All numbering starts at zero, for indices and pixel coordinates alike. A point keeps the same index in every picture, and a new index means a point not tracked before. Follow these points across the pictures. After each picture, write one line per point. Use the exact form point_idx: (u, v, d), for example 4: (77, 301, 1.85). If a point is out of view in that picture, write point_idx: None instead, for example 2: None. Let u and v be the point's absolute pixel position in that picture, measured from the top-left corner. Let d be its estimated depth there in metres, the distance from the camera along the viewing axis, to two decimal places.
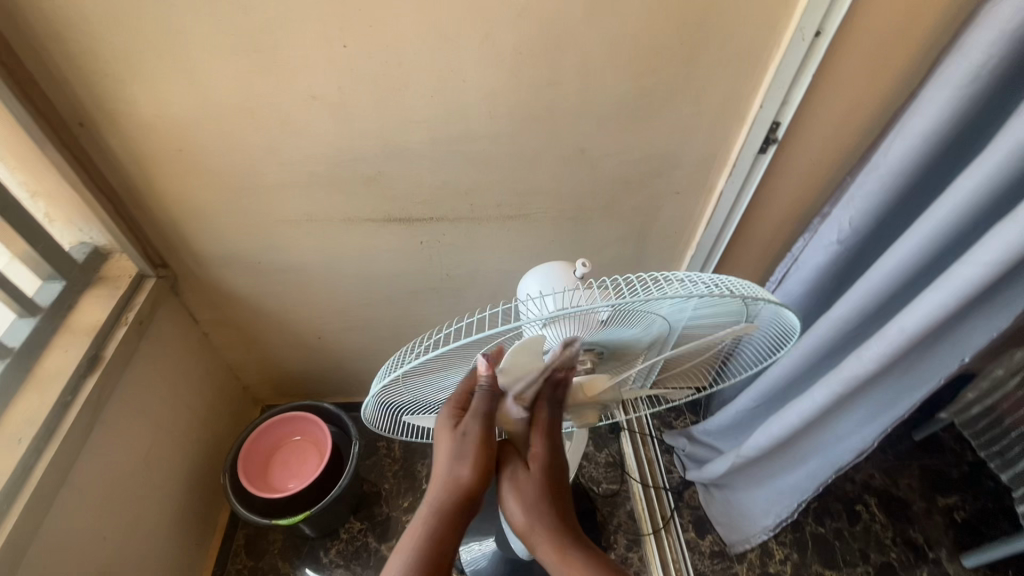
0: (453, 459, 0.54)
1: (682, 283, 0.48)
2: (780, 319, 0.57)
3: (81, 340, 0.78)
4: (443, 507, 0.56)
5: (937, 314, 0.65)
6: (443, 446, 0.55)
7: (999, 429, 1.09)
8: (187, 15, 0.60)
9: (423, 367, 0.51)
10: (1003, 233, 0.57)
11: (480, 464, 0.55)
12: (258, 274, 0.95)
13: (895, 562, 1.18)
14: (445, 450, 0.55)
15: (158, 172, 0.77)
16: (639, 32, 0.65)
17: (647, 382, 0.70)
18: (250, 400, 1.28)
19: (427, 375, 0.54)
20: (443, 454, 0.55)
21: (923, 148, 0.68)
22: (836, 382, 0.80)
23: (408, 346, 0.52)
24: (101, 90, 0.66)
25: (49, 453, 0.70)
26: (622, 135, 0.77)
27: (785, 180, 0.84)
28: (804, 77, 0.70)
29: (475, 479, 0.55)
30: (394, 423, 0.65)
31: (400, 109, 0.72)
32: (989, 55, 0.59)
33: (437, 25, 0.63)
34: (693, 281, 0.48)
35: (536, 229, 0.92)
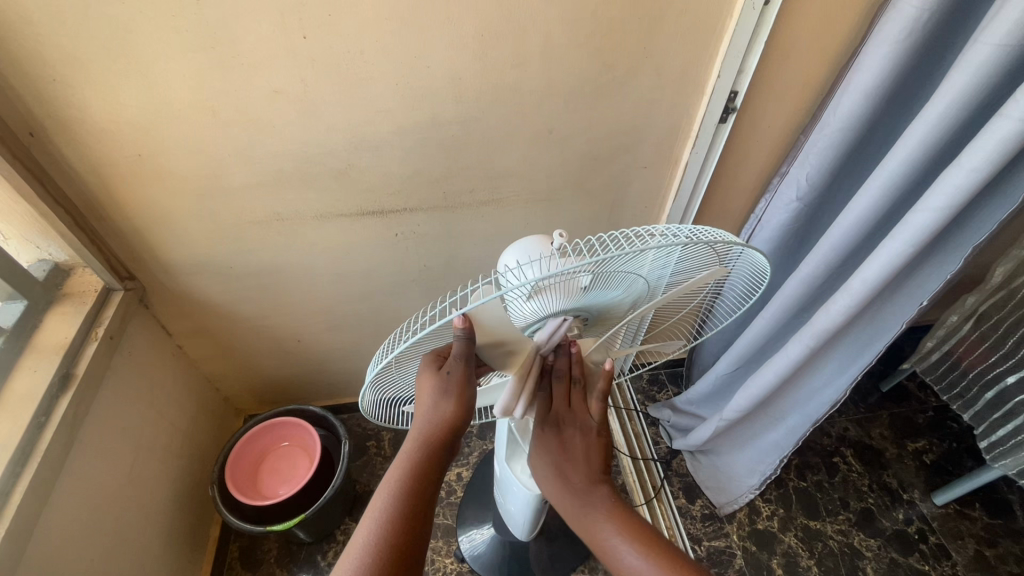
0: (434, 398, 0.50)
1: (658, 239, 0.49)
2: (753, 266, 0.59)
3: (50, 359, 0.75)
4: (426, 449, 0.52)
5: (898, 260, 0.69)
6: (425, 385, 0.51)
7: (957, 372, 1.15)
8: (136, 13, 0.58)
9: (416, 348, 0.50)
10: (949, 179, 0.60)
11: (463, 403, 0.51)
12: (231, 279, 0.93)
13: (873, 506, 1.24)
14: (427, 389, 0.50)
15: (118, 180, 0.74)
16: (597, 9, 0.67)
17: (636, 340, 0.74)
18: (232, 410, 1.26)
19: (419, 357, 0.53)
20: (424, 394, 0.51)
21: (869, 103, 0.72)
22: (808, 337, 0.84)
23: (398, 331, 0.51)
24: (50, 97, 0.64)
25: (26, 477, 0.68)
26: (588, 113, 0.79)
27: (745, 148, 0.88)
28: (757, 45, 0.72)
29: (458, 414, 0.51)
30: (391, 412, 0.64)
31: (365, 100, 0.71)
32: (923, 9, 0.62)
33: (397, 11, 0.63)
34: (668, 236, 0.49)
35: (510, 213, 0.93)
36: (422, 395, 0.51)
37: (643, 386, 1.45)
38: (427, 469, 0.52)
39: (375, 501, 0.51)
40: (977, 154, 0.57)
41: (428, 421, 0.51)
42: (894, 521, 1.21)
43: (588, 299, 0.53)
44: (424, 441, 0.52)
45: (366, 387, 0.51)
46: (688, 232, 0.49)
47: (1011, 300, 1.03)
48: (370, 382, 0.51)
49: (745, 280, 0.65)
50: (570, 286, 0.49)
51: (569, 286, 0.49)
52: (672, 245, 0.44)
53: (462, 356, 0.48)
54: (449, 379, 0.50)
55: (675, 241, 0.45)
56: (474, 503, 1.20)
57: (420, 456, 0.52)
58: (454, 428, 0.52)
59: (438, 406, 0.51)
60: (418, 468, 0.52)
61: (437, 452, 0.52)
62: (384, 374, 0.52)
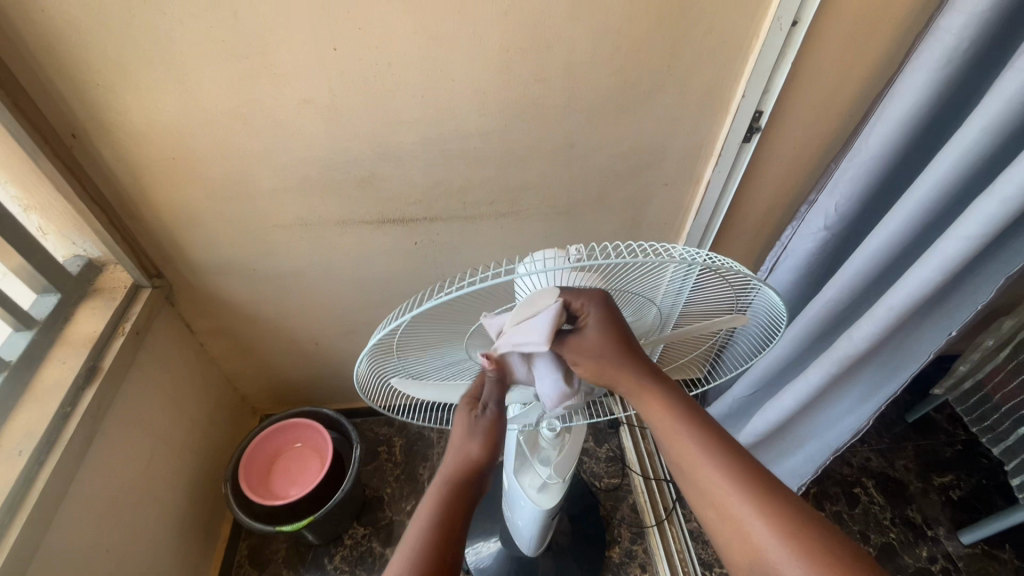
0: (463, 438, 0.54)
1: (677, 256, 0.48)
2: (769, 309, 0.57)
3: (79, 351, 0.78)
4: (456, 484, 0.52)
5: (925, 289, 0.67)
6: (460, 424, 0.55)
7: (990, 405, 1.11)
8: (177, 23, 0.61)
9: (419, 328, 0.49)
10: (981, 211, 0.59)
11: (492, 444, 0.54)
12: (253, 280, 0.95)
13: (895, 541, 1.19)
14: (462, 427, 0.55)
15: (152, 181, 0.77)
16: (623, 26, 0.67)
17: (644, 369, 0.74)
18: (248, 409, 1.28)
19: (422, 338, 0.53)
20: (459, 432, 0.54)
21: (901, 132, 0.70)
22: (830, 364, 0.81)
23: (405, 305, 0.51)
24: (93, 101, 0.67)
25: (50, 465, 0.70)
26: (610, 129, 0.79)
27: (770, 168, 0.87)
28: (784, 64, 0.72)
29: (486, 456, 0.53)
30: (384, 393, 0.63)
31: (391, 110, 0.73)
32: (963, 36, 0.61)
33: (425, 24, 0.64)
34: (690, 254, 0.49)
35: (529, 225, 0.93)
36: (456, 431, 0.55)
37: None
38: (457, 503, 0.51)
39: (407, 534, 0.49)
40: (1010, 184, 0.56)
41: (459, 457, 0.53)
42: (916, 558, 1.17)
43: None
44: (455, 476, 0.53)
45: (365, 361, 0.51)
46: (706, 254, 0.49)
47: None
48: (368, 358, 0.51)
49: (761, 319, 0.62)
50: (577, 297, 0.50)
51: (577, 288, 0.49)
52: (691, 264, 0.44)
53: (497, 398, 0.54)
54: (484, 420, 0.54)
55: (691, 264, 0.45)
56: (481, 515, 1.19)
57: (450, 487, 0.52)
58: (484, 468, 0.54)
59: (472, 442, 0.53)
60: (450, 499, 0.51)
61: (467, 488, 0.52)
62: (388, 347, 0.51)
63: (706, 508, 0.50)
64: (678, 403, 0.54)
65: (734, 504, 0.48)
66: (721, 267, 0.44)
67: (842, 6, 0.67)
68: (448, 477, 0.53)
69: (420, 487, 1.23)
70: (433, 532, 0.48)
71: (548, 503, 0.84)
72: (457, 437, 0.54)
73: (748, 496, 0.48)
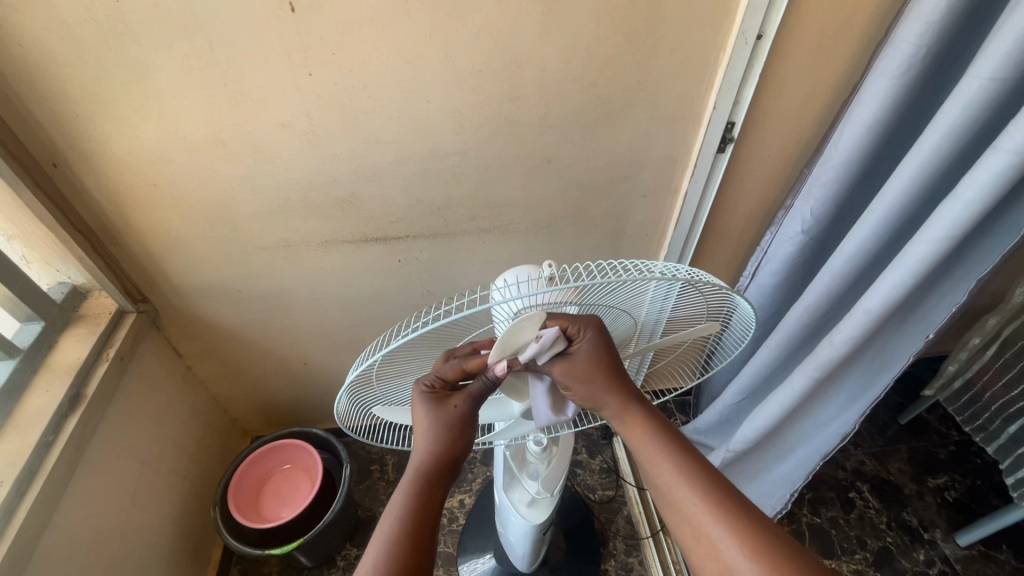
0: (434, 430, 0.52)
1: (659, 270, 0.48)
2: (740, 316, 0.58)
3: (62, 379, 0.78)
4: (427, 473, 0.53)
5: (899, 291, 0.67)
6: (424, 415, 0.52)
7: (980, 403, 1.12)
8: (153, 52, 0.62)
9: (393, 362, 0.51)
10: (947, 214, 0.60)
11: (461, 437, 0.53)
12: (239, 301, 0.96)
13: (892, 546, 1.19)
14: (426, 423, 0.52)
15: (133, 207, 0.78)
16: (592, 44, 0.69)
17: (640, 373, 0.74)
18: (239, 432, 1.27)
19: (397, 374, 0.55)
20: (421, 429, 0.52)
21: (869, 136, 0.72)
22: (812, 368, 0.82)
23: (383, 337, 0.53)
24: (72, 130, 0.68)
25: (32, 494, 0.69)
26: (585, 143, 0.81)
27: (745, 178, 0.88)
28: (752, 77, 0.73)
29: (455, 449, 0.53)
30: (371, 429, 0.64)
31: (368, 131, 0.74)
32: (920, 44, 0.63)
33: (398, 48, 0.66)
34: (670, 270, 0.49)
35: (510, 239, 0.94)
36: (421, 420, 0.53)
37: None
38: (430, 497, 0.52)
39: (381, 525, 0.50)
40: (972, 188, 0.57)
41: (428, 448, 0.52)
42: (914, 562, 1.16)
43: None
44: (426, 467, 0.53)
45: (345, 397, 0.52)
46: (685, 271, 0.49)
47: None
48: (348, 394, 0.52)
49: (735, 324, 0.61)
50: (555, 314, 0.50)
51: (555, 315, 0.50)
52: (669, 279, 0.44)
53: (472, 395, 0.52)
54: (454, 412, 0.52)
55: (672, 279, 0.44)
56: (475, 531, 1.18)
57: (422, 484, 0.52)
58: (456, 451, 0.53)
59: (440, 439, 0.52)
60: (421, 496, 0.52)
61: (438, 477, 0.53)
62: (364, 385, 0.53)
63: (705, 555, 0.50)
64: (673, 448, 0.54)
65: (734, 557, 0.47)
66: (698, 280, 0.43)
67: (804, 18, 0.68)
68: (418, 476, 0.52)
69: None
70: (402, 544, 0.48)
71: (538, 519, 0.84)
72: (423, 431, 0.52)
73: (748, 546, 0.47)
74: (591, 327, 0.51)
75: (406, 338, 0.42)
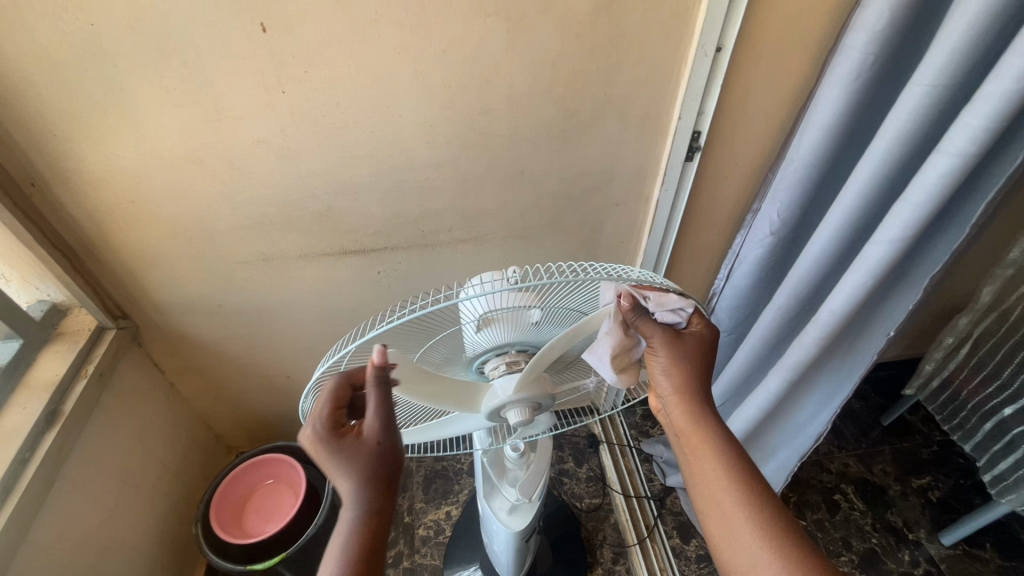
0: (348, 465, 0.46)
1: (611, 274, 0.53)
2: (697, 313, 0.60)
3: (39, 396, 0.78)
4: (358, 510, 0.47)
5: (859, 293, 0.70)
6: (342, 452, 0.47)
7: (960, 402, 1.14)
8: (129, 74, 0.64)
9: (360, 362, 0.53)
10: (900, 214, 0.62)
11: (378, 459, 0.47)
12: (220, 316, 0.96)
13: (877, 547, 1.19)
14: (343, 464, 0.46)
15: (112, 224, 0.79)
16: (557, 58, 0.71)
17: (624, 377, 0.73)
18: (224, 447, 1.27)
19: None
20: (344, 472, 0.46)
21: (827, 141, 0.74)
22: (785, 369, 0.83)
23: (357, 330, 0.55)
24: (50, 150, 0.69)
25: (6, 511, 0.69)
26: (557, 155, 0.83)
27: (715, 185, 0.90)
28: (714, 88, 0.75)
29: (379, 472, 0.47)
30: None
31: (342, 146, 0.76)
32: (868, 51, 0.65)
33: (368, 66, 0.68)
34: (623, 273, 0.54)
35: (487, 250, 0.96)
36: (332, 464, 0.47)
37: (637, 421, 1.44)
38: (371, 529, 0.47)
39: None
40: (920, 187, 0.59)
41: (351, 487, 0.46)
42: (899, 563, 1.16)
43: (537, 334, 0.56)
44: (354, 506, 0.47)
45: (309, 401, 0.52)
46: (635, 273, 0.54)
47: (1003, 323, 1.03)
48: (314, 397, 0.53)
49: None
50: (521, 319, 0.52)
51: (519, 321, 0.52)
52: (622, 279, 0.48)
53: (377, 410, 0.47)
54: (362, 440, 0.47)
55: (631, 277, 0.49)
56: (462, 542, 1.18)
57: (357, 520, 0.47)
58: (382, 477, 0.47)
59: (357, 471, 0.46)
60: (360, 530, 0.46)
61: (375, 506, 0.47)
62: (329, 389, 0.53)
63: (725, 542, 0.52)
64: (725, 442, 0.56)
65: (753, 544, 0.50)
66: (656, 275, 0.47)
67: (760, 31, 0.71)
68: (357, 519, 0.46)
69: (400, 519, 1.24)
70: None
71: (520, 525, 0.83)
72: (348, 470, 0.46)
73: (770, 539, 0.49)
74: (709, 326, 0.57)
75: (379, 329, 0.44)
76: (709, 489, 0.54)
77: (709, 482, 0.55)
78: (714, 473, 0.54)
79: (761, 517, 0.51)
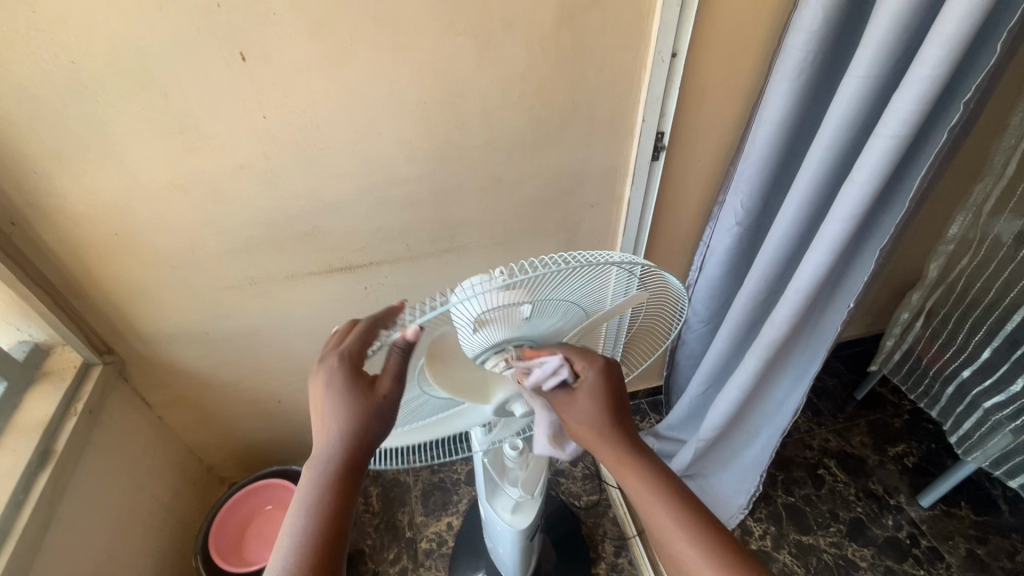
0: (345, 414, 0.48)
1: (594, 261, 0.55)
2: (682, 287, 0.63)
3: (29, 436, 0.77)
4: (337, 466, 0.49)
5: (822, 269, 0.75)
6: (344, 399, 0.48)
7: (921, 369, 1.22)
8: (111, 107, 0.65)
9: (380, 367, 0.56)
10: (849, 194, 0.68)
11: (374, 421, 0.49)
12: (208, 344, 0.96)
13: (862, 515, 1.25)
14: (345, 412, 0.48)
15: (94, 258, 0.79)
16: (525, 71, 0.75)
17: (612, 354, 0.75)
18: (215, 479, 1.25)
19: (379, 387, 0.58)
20: (338, 420, 0.48)
21: (779, 133, 0.79)
22: (762, 349, 0.88)
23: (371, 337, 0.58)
24: (29, 188, 0.69)
25: (5, 553, 0.68)
26: (531, 161, 0.87)
27: (681, 181, 0.96)
28: (673, 90, 0.81)
29: (371, 434, 0.49)
30: None
31: (324, 166, 0.78)
32: (807, 49, 0.71)
33: (346, 88, 0.71)
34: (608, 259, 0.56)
35: (471, 258, 0.99)
36: (332, 405, 0.48)
37: None
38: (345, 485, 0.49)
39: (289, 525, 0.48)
40: (864, 168, 0.65)
41: (339, 440, 0.48)
42: (884, 528, 1.22)
43: (529, 330, 0.58)
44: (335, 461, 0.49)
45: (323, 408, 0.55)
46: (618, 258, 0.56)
47: (950, 295, 1.12)
48: None
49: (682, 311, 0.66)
50: (512, 316, 0.54)
51: (511, 317, 0.54)
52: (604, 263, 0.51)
53: (395, 377, 0.49)
54: (370, 398, 0.48)
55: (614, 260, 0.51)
56: (466, 551, 1.18)
57: (334, 474, 0.49)
58: (368, 439, 0.49)
59: (352, 424, 0.48)
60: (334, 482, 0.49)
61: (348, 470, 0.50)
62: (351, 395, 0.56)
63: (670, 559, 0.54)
64: (657, 470, 0.57)
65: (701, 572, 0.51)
66: (639, 255, 0.49)
67: (710, 36, 0.77)
68: (330, 470, 0.49)
69: (402, 534, 1.24)
70: (316, 552, 0.47)
71: (523, 524, 0.86)
72: (341, 416, 0.48)
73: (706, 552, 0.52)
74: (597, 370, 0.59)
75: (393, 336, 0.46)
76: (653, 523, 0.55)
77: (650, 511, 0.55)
78: (652, 501, 0.55)
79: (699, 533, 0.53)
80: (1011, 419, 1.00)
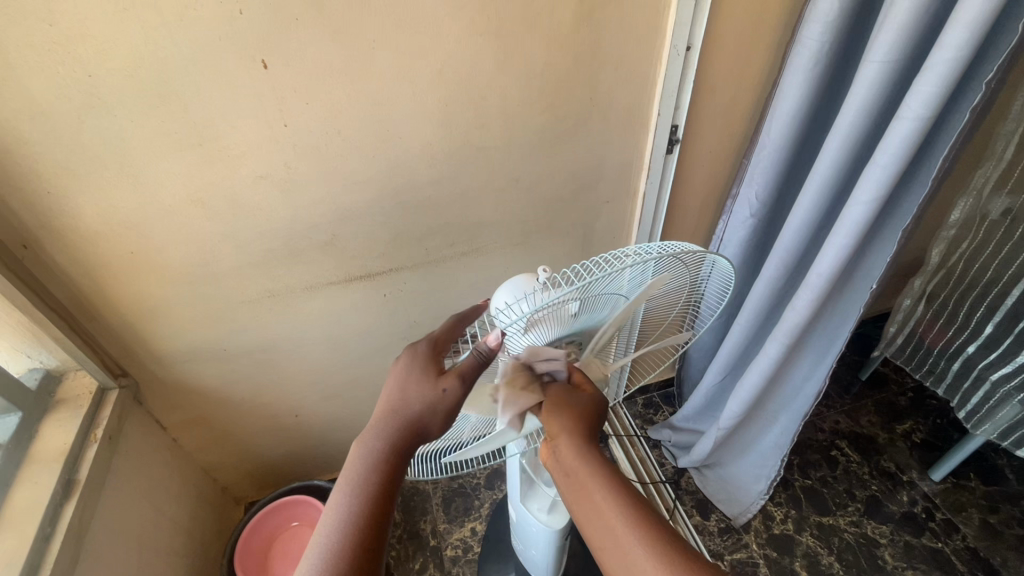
0: (413, 398, 0.53)
1: (636, 253, 0.55)
2: (716, 268, 0.65)
3: (51, 466, 0.74)
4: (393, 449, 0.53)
5: (845, 253, 0.76)
6: (413, 384, 0.54)
7: (924, 349, 1.25)
8: (129, 122, 0.64)
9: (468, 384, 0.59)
10: (872, 178, 0.69)
11: (437, 413, 0.53)
12: (224, 361, 0.94)
13: (878, 492, 1.27)
14: (414, 397, 0.53)
15: (109, 278, 0.76)
16: (545, 70, 0.75)
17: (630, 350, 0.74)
18: (231, 500, 1.22)
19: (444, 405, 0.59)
20: (403, 405, 0.53)
21: (795, 123, 0.81)
22: (783, 335, 0.90)
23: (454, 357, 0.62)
24: (43, 209, 0.67)
25: None
26: (549, 160, 0.87)
27: (693, 173, 0.97)
28: (687, 84, 0.82)
29: (432, 425, 0.53)
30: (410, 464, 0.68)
31: (345, 173, 0.77)
32: (823, 40, 0.72)
33: (368, 93, 0.70)
34: (648, 249, 0.56)
35: (489, 260, 0.98)
36: (403, 388, 0.54)
37: (640, 410, 1.48)
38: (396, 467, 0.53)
39: (338, 501, 0.51)
40: (886, 153, 0.67)
41: (401, 423, 0.53)
42: (900, 504, 1.25)
43: (577, 326, 0.58)
44: (392, 444, 0.53)
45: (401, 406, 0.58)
46: (658, 249, 0.56)
47: (949, 279, 1.15)
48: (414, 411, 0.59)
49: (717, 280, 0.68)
50: (561, 314, 0.52)
51: (559, 316, 0.52)
52: (651, 259, 0.51)
53: (462, 376, 0.51)
54: (437, 388, 0.52)
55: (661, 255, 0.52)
56: (494, 555, 1.17)
57: (390, 455, 0.53)
58: (425, 429, 0.54)
59: (414, 408, 0.53)
60: (387, 461, 0.53)
61: (401, 457, 0.54)
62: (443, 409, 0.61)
63: (612, 554, 0.52)
64: (606, 470, 0.56)
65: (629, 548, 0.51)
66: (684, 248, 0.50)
67: (723, 28, 0.78)
68: (385, 453, 0.53)
69: (425, 543, 1.23)
70: (359, 525, 0.50)
71: (559, 523, 0.86)
72: (406, 400, 0.53)
73: (650, 547, 0.50)
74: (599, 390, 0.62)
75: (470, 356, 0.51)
76: (588, 509, 0.55)
77: (597, 515, 0.54)
78: (599, 506, 0.54)
79: (643, 532, 0.51)
80: (1018, 391, 1.03)
